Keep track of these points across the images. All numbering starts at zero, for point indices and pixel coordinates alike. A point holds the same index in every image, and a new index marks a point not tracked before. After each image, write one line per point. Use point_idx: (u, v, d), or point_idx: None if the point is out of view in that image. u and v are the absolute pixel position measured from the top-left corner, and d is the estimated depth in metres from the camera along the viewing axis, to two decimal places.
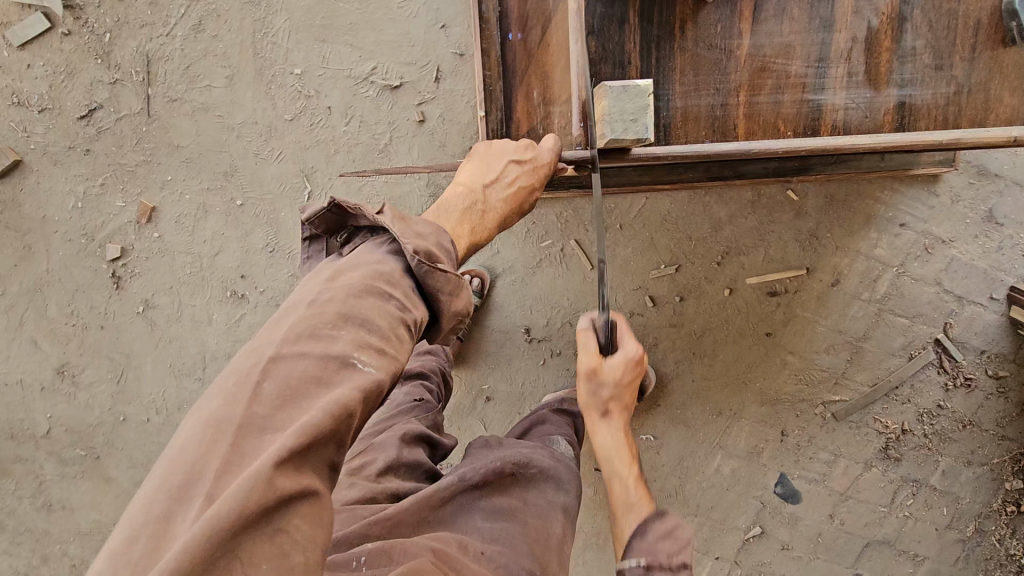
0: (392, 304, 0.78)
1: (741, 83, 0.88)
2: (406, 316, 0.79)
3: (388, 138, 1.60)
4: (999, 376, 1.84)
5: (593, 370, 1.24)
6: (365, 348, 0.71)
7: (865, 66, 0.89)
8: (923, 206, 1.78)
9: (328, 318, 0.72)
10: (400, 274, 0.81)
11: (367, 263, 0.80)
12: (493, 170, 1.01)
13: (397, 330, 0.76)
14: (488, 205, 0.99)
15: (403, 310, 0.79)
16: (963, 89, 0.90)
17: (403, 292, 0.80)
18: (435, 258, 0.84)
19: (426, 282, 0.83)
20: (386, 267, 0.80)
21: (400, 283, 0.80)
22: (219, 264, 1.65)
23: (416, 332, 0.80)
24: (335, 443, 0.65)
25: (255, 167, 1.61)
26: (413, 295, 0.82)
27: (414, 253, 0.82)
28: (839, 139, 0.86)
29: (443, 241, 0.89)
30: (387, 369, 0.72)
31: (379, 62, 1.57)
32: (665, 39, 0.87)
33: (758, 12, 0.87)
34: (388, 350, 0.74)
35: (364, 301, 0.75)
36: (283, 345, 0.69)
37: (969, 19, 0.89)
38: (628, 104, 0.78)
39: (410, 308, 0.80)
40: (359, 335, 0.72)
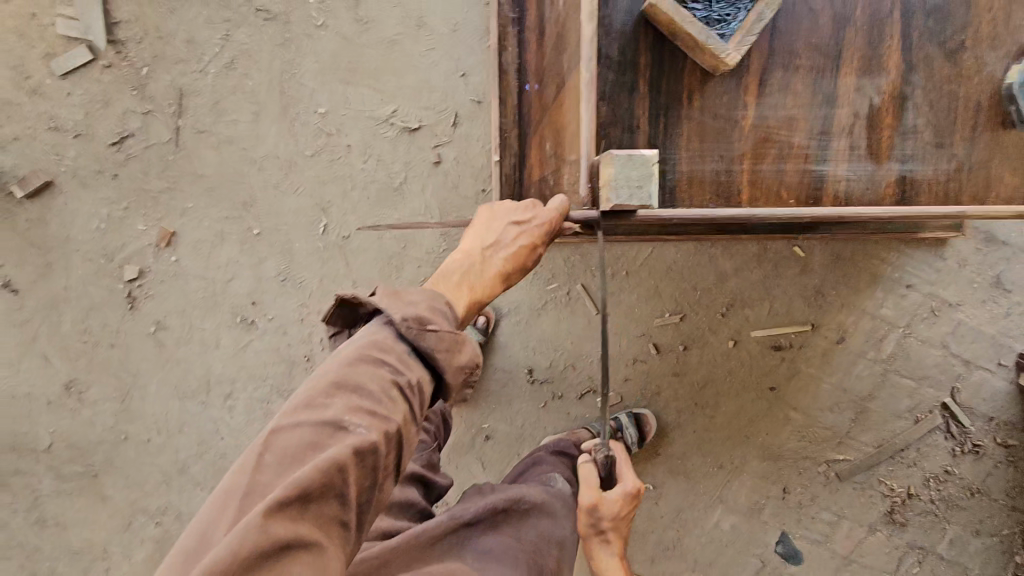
0: (386, 367, 0.80)
1: (745, 151, 0.90)
2: (401, 378, 0.80)
3: (403, 177, 1.65)
4: (1008, 444, 1.81)
5: (593, 505, 1.18)
6: (357, 412, 0.74)
7: (866, 140, 0.91)
8: (930, 268, 1.78)
9: (325, 387, 0.76)
10: (394, 339, 0.83)
11: (362, 333, 0.83)
12: (492, 233, 1.04)
13: (391, 391, 0.78)
14: (486, 267, 1.03)
15: (397, 372, 0.80)
16: (965, 166, 0.92)
17: (398, 356, 0.81)
18: (426, 320, 0.84)
19: (421, 346, 0.83)
20: (379, 334, 0.82)
21: (394, 348, 0.82)
22: (232, 290, 1.69)
23: (415, 391, 0.81)
24: (335, 498, 0.70)
25: (273, 198, 1.66)
26: (408, 357, 0.82)
27: (403, 320, 0.82)
28: (841, 211, 0.88)
29: (436, 304, 0.88)
30: (381, 427, 0.75)
31: (399, 105, 1.64)
32: (673, 107, 0.90)
33: (763, 85, 0.90)
34: (381, 411, 0.76)
35: (357, 367, 0.78)
36: (282, 416, 0.73)
37: (969, 101, 0.91)
38: (634, 172, 0.81)
39: (405, 371, 0.81)
40: (353, 399, 0.75)
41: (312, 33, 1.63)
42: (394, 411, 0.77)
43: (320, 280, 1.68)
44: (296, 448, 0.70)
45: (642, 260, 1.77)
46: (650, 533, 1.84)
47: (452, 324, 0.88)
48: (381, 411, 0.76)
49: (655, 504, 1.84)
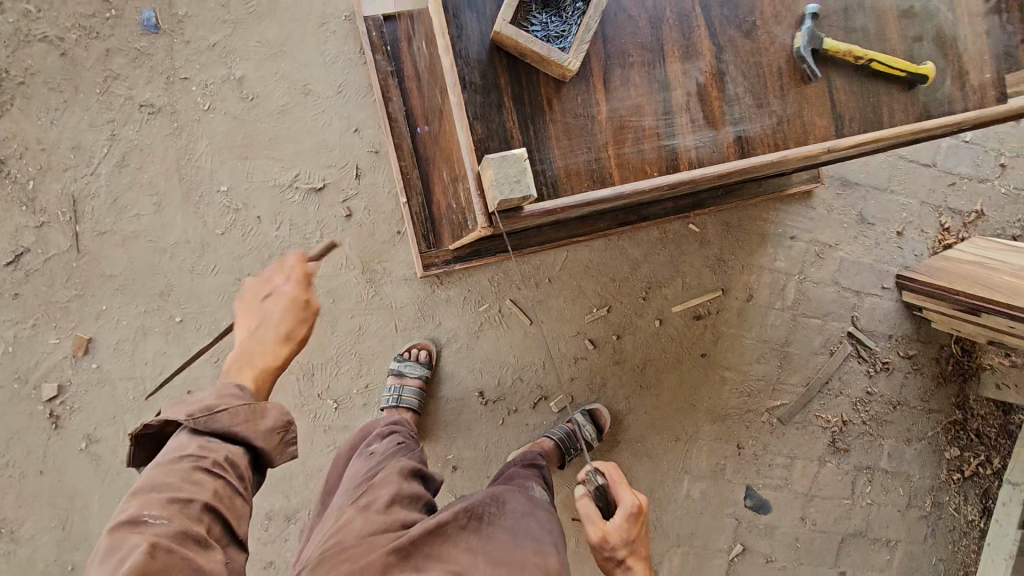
0: (185, 459, 0.91)
1: (606, 140, 1.00)
2: (201, 463, 0.92)
3: (319, 236, 1.71)
4: (910, 355, 2.08)
5: (600, 542, 1.19)
6: (160, 506, 0.87)
7: (702, 113, 1.03)
8: (805, 219, 2.03)
9: (128, 499, 0.88)
10: (186, 438, 0.94)
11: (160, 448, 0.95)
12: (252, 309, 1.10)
13: (193, 475, 0.91)
14: (273, 338, 1.06)
15: (196, 459, 0.92)
16: (784, 120, 1.06)
17: (195, 447, 0.93)
18: (213, 407, 0.96)
19: (213, 430, 0.95)
20: (173, 441, 0.94)
21: (190, 443, 0.93)
22: (164, 383, 1.65)
23: (222, 467, 0.94)
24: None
25: (191, 283, 1.66)
26: (209, 443, 0.94)
27: (188, 417, 0.94)
28: (689, 173, 1.00)
29: (225, 389, 0.99)
30: (183, 510, 0.88)
31: (301, 169, 1.70)
32: (538, 115, 0.98)
33: (607, 83, 1.00)
34: (183, 495, 0.89)
35: (160, 470, 0.90)
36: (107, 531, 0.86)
37: (773, 66, 1.05)
38: (510, 169, 0.89)
39: (206, 455, 0.93)
40: (155, 497, 0.88)
41: (200, 118, 1.67)
42: (200, 492, 0.90)
43: None
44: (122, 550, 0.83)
45: (564, 265, 1.88)
46: None
47: (248, 398, 0.99)
48: (189, 494, 0.89)
49: (628, 491, 1.91)
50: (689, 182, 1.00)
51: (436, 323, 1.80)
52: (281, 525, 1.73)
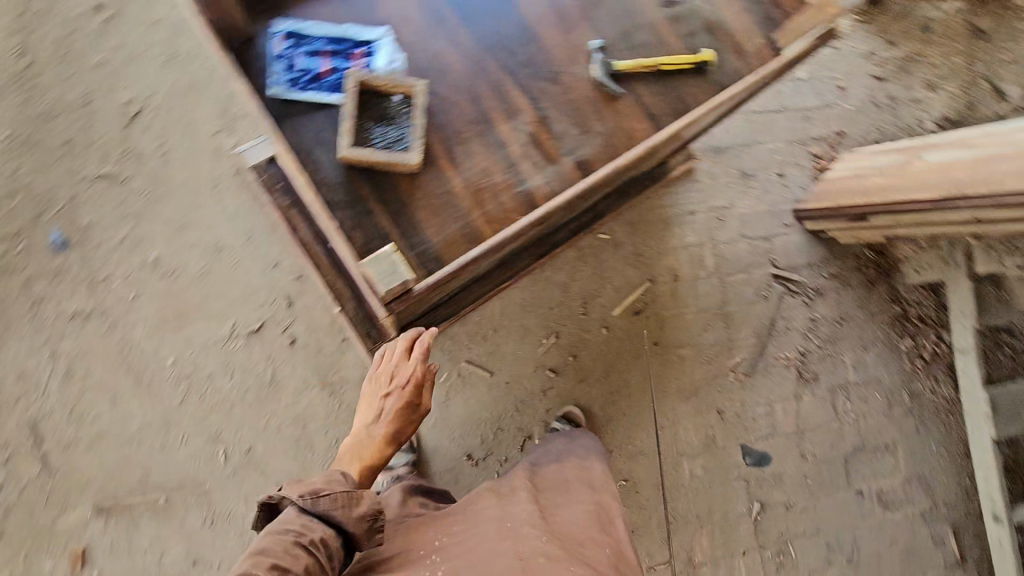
0: (290, 532, 1.05)
1: (469, 205, 1.14)
2: (303, 537, 1.05)
3: (271, 370, 1.79)
4: (834, 274, 2.24)
5: None
6: (270, 565, 0.97)
7: (541, 154, 1.19)
8: (696, 192, 2.22)
9: (239, 562, 0.99)
10: (296, 514, 1.10)
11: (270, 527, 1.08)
12: (378, 399, 1.39)
13: (295, 547, 1.02)
14: (379, 434, 1.39)
15: (297, 533, 1.05)
16: (610, 135, 1.22)
17: (300, 524, 1.08)
18: (318, 489, 1.14)
19: (315, 509, 1.11)
20: (285, 515, 1.09)
21: (297, 518, 1.09)
22: (170, 565, 1.67)
23: (318, 545, 1.06)
24: None
25: (166, 459, 1.71)
26: (310, 521, 1.09)
27: (301, 495, 1.12)
28: (544, 208, 1.14)
29: (330, 477, 1.19)
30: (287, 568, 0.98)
31: (234, 317, 1.80)
32: (405, 206, 1.12)
33: (453, 160, 1.15)
34: (285, 560, 0.99)
35: (267, 537, 1.05)
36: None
37: (584, 96, 1.22)
38: (381, 265, 1.04)
39: (309, 530, 1.07)
40: (261, 558, 0.99)
41: (130, 307, 1.76)
42: (294, 561, 1.00)
43: (246, 502, 1.72)
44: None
45: (502, 310, 2.00)
46: (648, 517, 2.01)
47: (347, 483, 1.18)
48: (285, 559, 0.99)
49: (636, 492, 2.01)
50: (537, 220, 1.12)
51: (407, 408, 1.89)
52: None
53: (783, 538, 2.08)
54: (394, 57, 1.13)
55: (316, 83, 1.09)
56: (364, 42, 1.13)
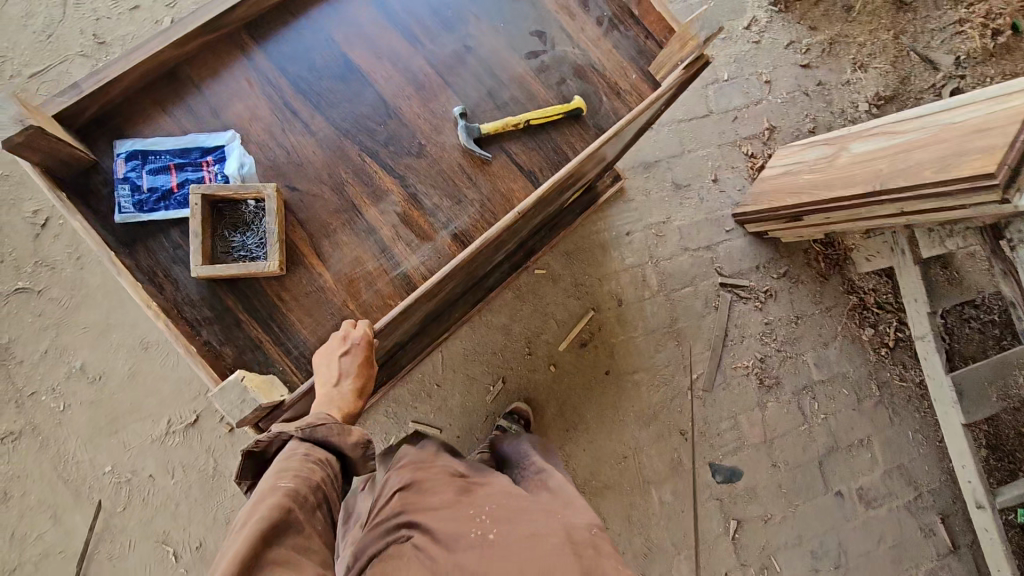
0: (298, 453, 0.90)
1: (343, 299, 1.11)
2: (313, 454, 0.91)
3: (213, 462, 1.78)
4: (783, 274, 2.18)
5: None
6: (283, 480, 0.84)
7: (414, 234, 1.15)
8: (631, 211, 2.17)
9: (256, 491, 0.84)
10: (296, 444, 0.92)
11: (282, 456, 0.91)
12: (332, 370, 1.01)
13: (309, 459, 0.90)
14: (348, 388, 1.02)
15: (308, 451, 0.91)
16: (485, 201, 1.18)
17: (306, 448, 0.92)
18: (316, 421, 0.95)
19: (315, 436, 0.94)
20: (290, 445, 0.92)
21: (297, 447, 0.92)
22: None
23: (327, 463, 0.92)
24: (292, 536, 0.79)
25: (116, 568, 1.71)
26: (313, 448, 0.93)
27: (300, 429, 0.93)
28: (414, 295, 1.06)
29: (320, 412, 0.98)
30: (302, 480, 0.85)
31: (169, 413, 1.78)
32: (275, 312, 1.09)
33: (321, 255, 1.12)
34: (302, 471, 0.86)
35: (302, 477, 0.85)
36: (246, 537, 0.74)
37: (453, 165, 1.19)
38: (231, 397, 0.92)
39: (314, 451, 0.92)
40: (272, 483, 0.84)
41: (61, 419, 1.75)
42: (316, 523, 0.84)
43: None
44: (258, 512, 0.78)
45: (446, 361, 1.99)
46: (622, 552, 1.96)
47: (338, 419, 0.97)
48: (310, 524, 0.83)
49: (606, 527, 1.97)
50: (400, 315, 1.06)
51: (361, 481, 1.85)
52: None
53: (764, 553, 2.02)
54: (245, 160, 1.14)
55: (165, 200, 1.10)
56: (212, 150, 1.14)
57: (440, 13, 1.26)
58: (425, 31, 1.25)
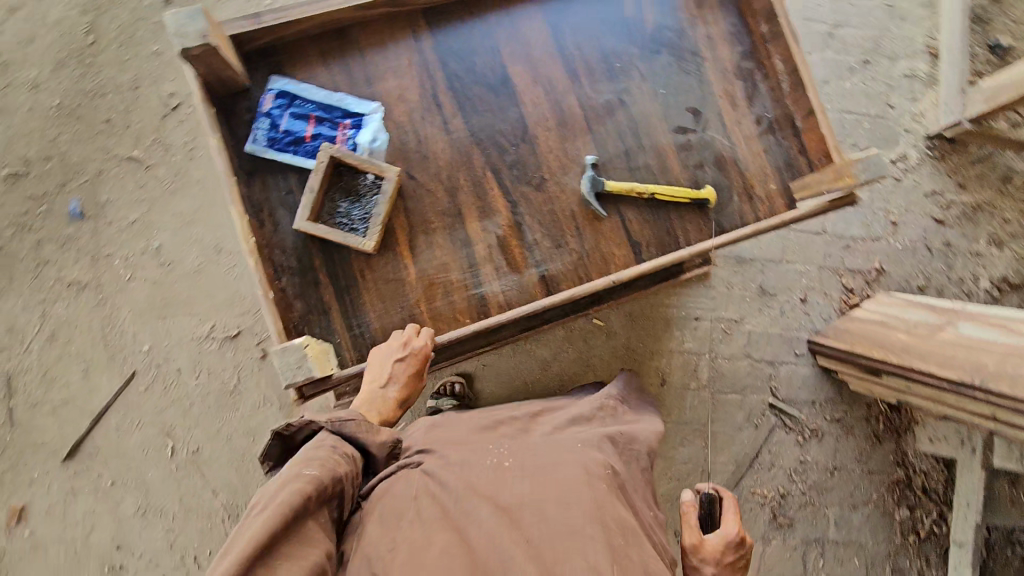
0: (326, 445, 0.91)
1: (418, 297, 1.13)
2: (339, 447, 0.92)
3: (236, 379, 1.84)
4: (837, 419, 2.07)
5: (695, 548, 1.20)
6: (309, 466, 0.84)
7: (505, 261, 1.16)
8: (708, 298, 2.10)
9: (280, 471, 0.85)
10: (324, 435, 0.93)
11: (310, 441, 0.92)
12: (383, 372, 1.03)
13: (335, 453, 0.90)
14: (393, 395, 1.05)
15: (334, 443, 0.92)
16: (583, 255, 1.18)
17: (333, 441, 0.93)
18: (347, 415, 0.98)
19: (343, 430, 0.96)
20: (319, 433, 0.93)
21: (325, 438, 0.92)
22: (94, 543, 1.76)
23: (350, 458, 0.93)
24: (308, 526, 0.79)
25: (117, 441, 1.80)
26: (338, 441, 0.94)
27: (330, 419, 0.97)
28: (485, 322, 1.11)
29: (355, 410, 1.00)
30: (329, 471, 0.85)
31: (216, 321, 1.85)
32: (353, 285, 1.12)
33: (414, 249, 1.14)
34: (329, 463, 0.86)
35: (328, 466, 0.85)
36: (269, 519, 0.73)
37: (565, 210, 1.19)
38: (290, 357, 0.99)
39: (342, 445, 0.93)
40: (298, 466, 0.84)
41: (122, 287, 1.85)
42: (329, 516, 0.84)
43: (179, 501, 1.78)
44: (280, 493, 0.78)
45: (478, 374, 2.01)
46: None
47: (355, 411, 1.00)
48: (320, 517, 0.82)
49: None
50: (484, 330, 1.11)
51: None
52: None
53: None
54: (379, 135, 1.17)
55: (296, 146, 1.14)
56: (352, 114, 1.18)
57: (607, 61, 1.26)
58: (587, 73, 1.25)
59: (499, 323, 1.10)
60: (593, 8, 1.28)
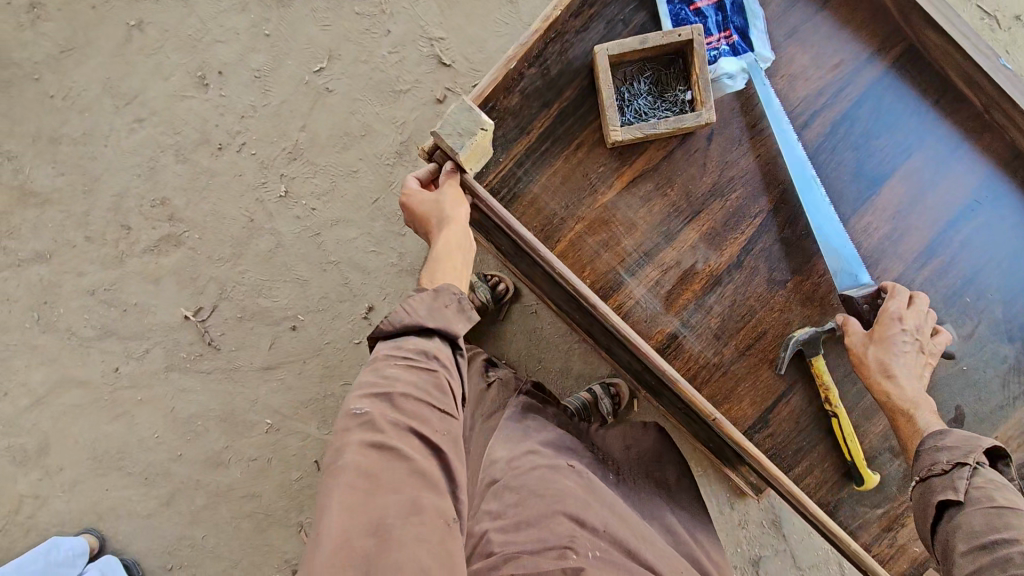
0: (385, 360, 0.76)
1: (584, 217, 0.96)
2: (405, 352, 0.77)
3: (406, 87, 1.78)
4: None
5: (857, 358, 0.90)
6: (361, 398, 0.73)
7: (670, 288, 0.97)
8: None
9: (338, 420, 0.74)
10: (386, 347, 0.78)
11: (367, 364, 0.78)
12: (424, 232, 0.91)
13: (388, 368, 0.75)
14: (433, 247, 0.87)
15: (395, 354, 0.77)
16: (721, 368, 0.98)
17: (401, 348, 0.77)
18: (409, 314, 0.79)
19: (402, 323, 0.78)
20: (377, 351, 0.79)
21: (387, 355, 0.77)
22: (212, 51, 1.82)
23: (420, 358, 0.77)
24: (399, 465, 0.69)
25: (303, 19, 1.81)
26: (407, 340, 0.78)
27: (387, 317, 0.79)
28: (601, 305, 0.93)
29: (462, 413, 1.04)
30: (386, 401, 0.73)
31: (447, 38, 1.78)
32: (560, 142, 0.96)
33: (633, 183, 0.96)
34: (383, 386, 0.74)
35: (391, 385, 0.74)
36: (336, 499, 0.65)
37: (760, 323, 0.97)
38: (461, 120, 0.79)
39: (407, 344, 0.77)
40: (357, 399, 0.73)
41: None
42: (413, 437, 0.72)
43: (280, 101, 1.80)
44: (353, 442, 0.69)
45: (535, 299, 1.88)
46: None
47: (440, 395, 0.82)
48: (412, 452, 0.70)
49: None
50: (601, 316, 0.93)
51: (391, 245, 1.78)
52: (158, 219, 1.82)
53: None
54: (739, 77, 0.95)
55: None
56: (744, 40, 0.95)
57: (963, 285, 0.97)
58: (936, 270, 0.97)
59: (608, 322, 0.92)
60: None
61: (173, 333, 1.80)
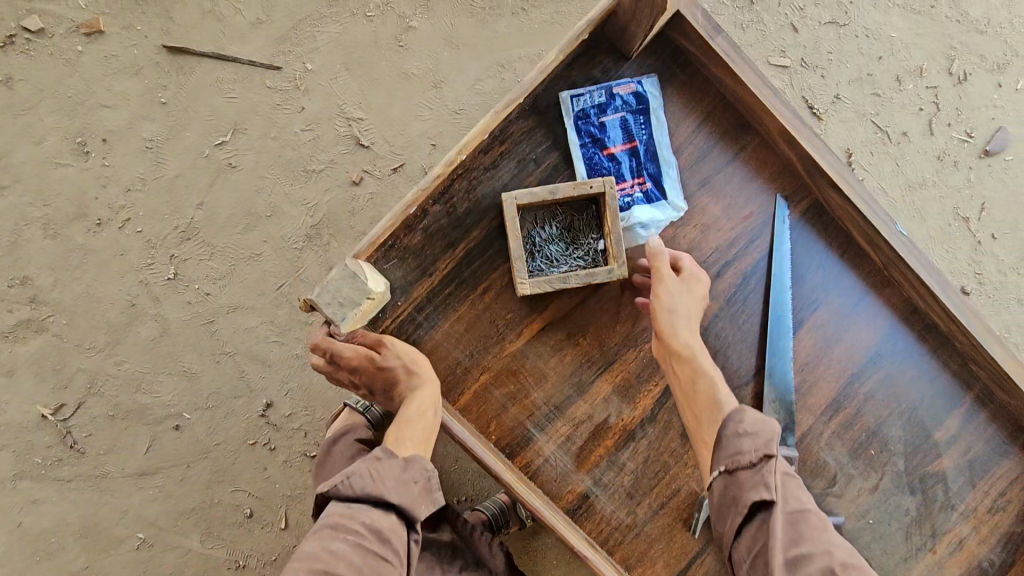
0: (333, 529, 0.71)
1: (488, 367, 0.89)
2: (353, 525, 0.71)
3: (319, 167, 1.53)
4: None
5: None
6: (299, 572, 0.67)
7: (581, 444, 0.90)
8: None
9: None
10: (340, 511, 0.72)
11: (321, 519, 0.73)
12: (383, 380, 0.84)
13: (337, 539, 0.69)
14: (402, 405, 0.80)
15: (344, 525, 0.71)
16: (634, 528, 0.91)
17: (355, 520, 0.71)
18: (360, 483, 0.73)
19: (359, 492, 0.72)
20: (334, 509, 0.73)
21: (340, 520, 0.71)
22: (94, 114, 1.52)
23: (370, 539, 0.70)
24: None
25: (204, 88, 1.53)
26: (362, 510, 0.72)
27: (343, 476, 0.74)
28: (505, 470, 0.84)
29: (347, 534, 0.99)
30: None
31: (367, 119, 1.53)
32: (466, 286, 0.89)
33: (542, 332, 0.90)
34: (327, 560, 0.68)
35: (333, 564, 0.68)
36: None
37: (674, 480, 0.91)
38: (344, 288, 0.75)
39: (357, 517, 0.71)
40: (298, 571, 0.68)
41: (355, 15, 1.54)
42: None
43: (176, 176, 1.52)
44: None
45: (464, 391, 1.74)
46: None
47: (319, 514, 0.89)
48: None
49: None
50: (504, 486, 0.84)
51: (296, 334, 1.50)
52: (16, 301, 1.50)
53: None
54: (650, 227, 0.92)
55: (589, 142, 0.92)
56: (657, 188, 0.93)
57: (867, 438, 0.97)
58: (843, 421, 0.96)
59: (512, 491, 0.84)
60: (920, 385, 0.98)
61: (26, 434, 1.47)
